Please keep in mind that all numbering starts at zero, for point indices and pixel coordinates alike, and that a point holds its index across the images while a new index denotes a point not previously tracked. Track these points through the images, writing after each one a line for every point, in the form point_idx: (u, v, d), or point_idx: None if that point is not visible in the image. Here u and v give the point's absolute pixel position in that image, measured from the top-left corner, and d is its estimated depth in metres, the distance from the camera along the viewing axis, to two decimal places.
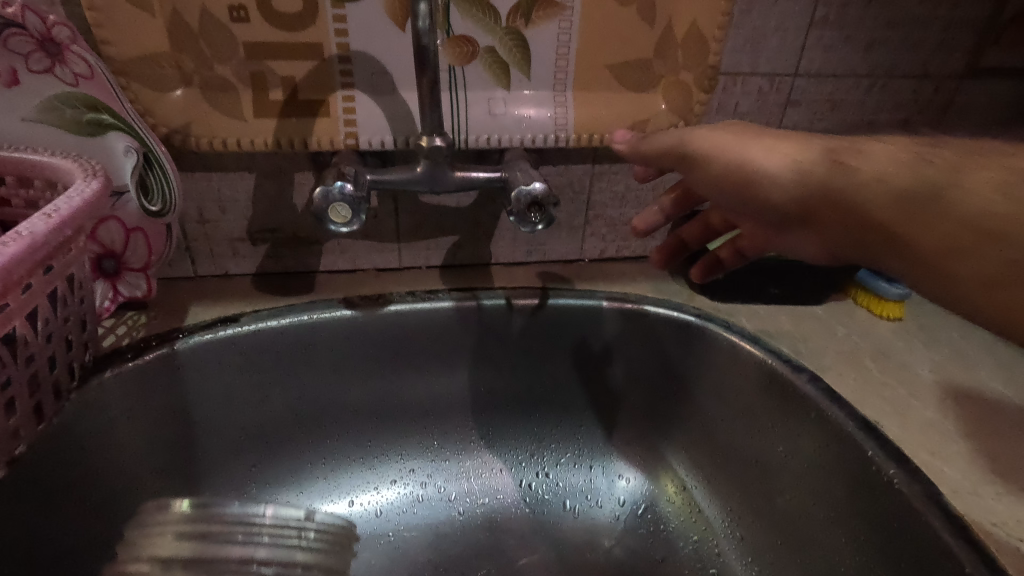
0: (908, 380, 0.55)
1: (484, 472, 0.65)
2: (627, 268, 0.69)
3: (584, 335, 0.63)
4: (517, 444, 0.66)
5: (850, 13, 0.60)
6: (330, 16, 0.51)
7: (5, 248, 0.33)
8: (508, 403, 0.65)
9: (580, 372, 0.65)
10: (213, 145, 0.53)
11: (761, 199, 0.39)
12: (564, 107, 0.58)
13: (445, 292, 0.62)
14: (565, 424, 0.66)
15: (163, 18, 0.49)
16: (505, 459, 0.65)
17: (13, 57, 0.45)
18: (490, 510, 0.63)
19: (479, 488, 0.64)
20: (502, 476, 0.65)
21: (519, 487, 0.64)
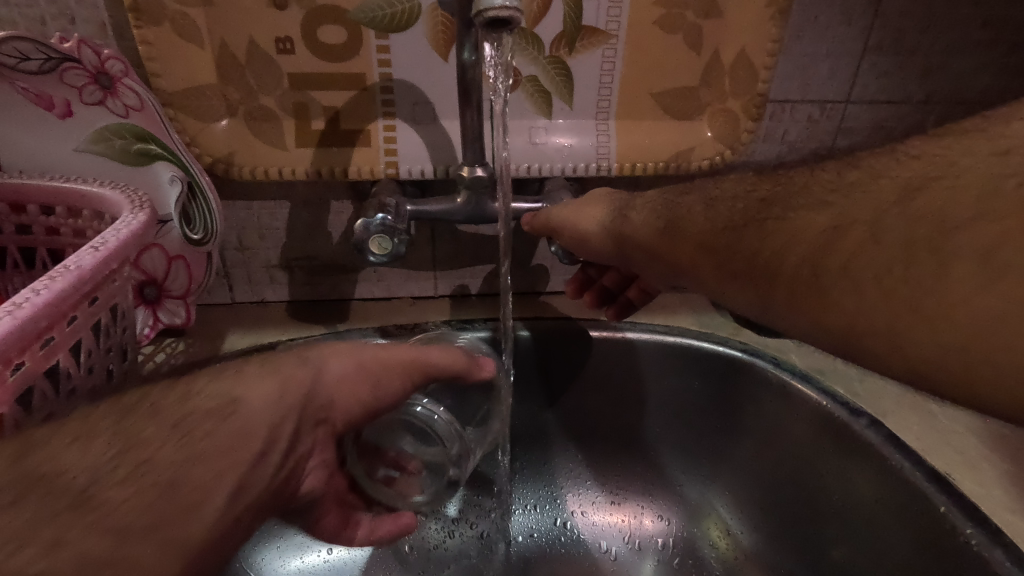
0: (976, 427, 0.52)
1: (519, 509, 0.63)
2: (668, 299, 0.67)
3: (624, 370, 0.61)
4: (552, 480, 0.63)
5: (907, 37, 0.58)
6: (373, 47, 0.51)
7: (52, 283, 0.33)
8: (542, 437, 0.63)
9: (622, 409, 0.62)
10: (255, 174, 0.53)
11: (584, 243, 0.50)
12: (606, 136, 0.57)
13: (480, 321, 0.60)
14: (602, 460, 0.63)
15: (212, 50, 0.49)
16: (539, 496, 0.63)
17: (68, 90, 0.46)
18: (525, 549, 0.61)
19: (514, 526, 0.62)
20: (537, 514, 0.62)
21: (554, 525, 0.62)
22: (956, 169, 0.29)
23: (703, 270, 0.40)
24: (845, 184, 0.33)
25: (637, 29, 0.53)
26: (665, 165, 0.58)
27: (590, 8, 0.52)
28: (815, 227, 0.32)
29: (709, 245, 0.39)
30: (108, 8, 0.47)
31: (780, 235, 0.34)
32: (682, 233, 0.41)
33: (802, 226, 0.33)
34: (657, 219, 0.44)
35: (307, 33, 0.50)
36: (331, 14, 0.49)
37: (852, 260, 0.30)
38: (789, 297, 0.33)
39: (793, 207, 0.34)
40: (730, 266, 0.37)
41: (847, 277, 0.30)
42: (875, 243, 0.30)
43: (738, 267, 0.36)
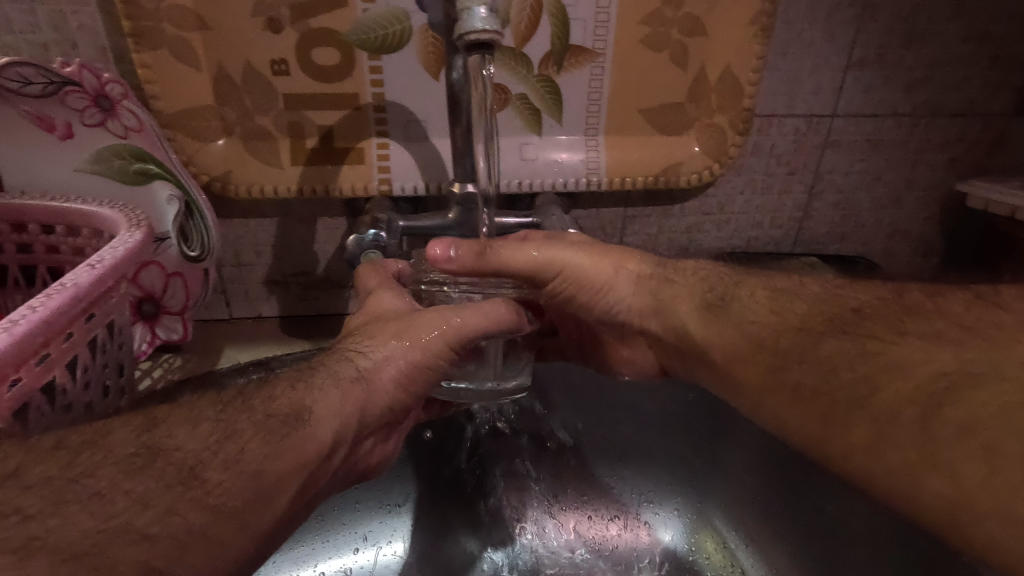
0: None
1: (515, 528, 0.59)
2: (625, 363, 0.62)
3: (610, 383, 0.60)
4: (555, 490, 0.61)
5: (891, 52, 0.59)
6: (366, 68, 0.52)
7: (49, 301, 0.34)
8: (530, 453, 0.61)
9: (622, 418, 0.62)
10: (251, 191, 0.54)
11: (613, 310, 0.44)
12: (595, 152, 0.58)
13: None
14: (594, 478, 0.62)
15: (209, 72, 0.51)
16: (530, 514, 0.60)
17: (69, 112, 0.47)
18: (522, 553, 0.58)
19: (510, 542, 0.59)
20: (530, 531, 0.59)
21: (550, 543, 0.59)
22: (988, 371, 0.30)
23: (748, 369, 0.38)
24: (865, 320, 0.36)
25: (624, 47, 0.55)
26: (654, 180, 0.59)
27: (577, 28, 0.53)
28: (861, 367, 0.33)
29: (756, 342, 0.37)
30: (109, 34, 0.49)
31: (816, 354, 0.35)
32: (737, 318, 0.39)
33: (850, 351, 0.34)
34: (706, 292, 0.41)
35: (301, 55, 0.51)
36: (325, 36, 0.51)
37: (862, 395, 0.32)
38: (824, 416, 0.33)
39: (894, 344, 0.34)
40: (766, 361, 0.37)
41: (856, 417, 0.32)
42: (869, 394, 0.32)
43: (774, 359, 0.36)
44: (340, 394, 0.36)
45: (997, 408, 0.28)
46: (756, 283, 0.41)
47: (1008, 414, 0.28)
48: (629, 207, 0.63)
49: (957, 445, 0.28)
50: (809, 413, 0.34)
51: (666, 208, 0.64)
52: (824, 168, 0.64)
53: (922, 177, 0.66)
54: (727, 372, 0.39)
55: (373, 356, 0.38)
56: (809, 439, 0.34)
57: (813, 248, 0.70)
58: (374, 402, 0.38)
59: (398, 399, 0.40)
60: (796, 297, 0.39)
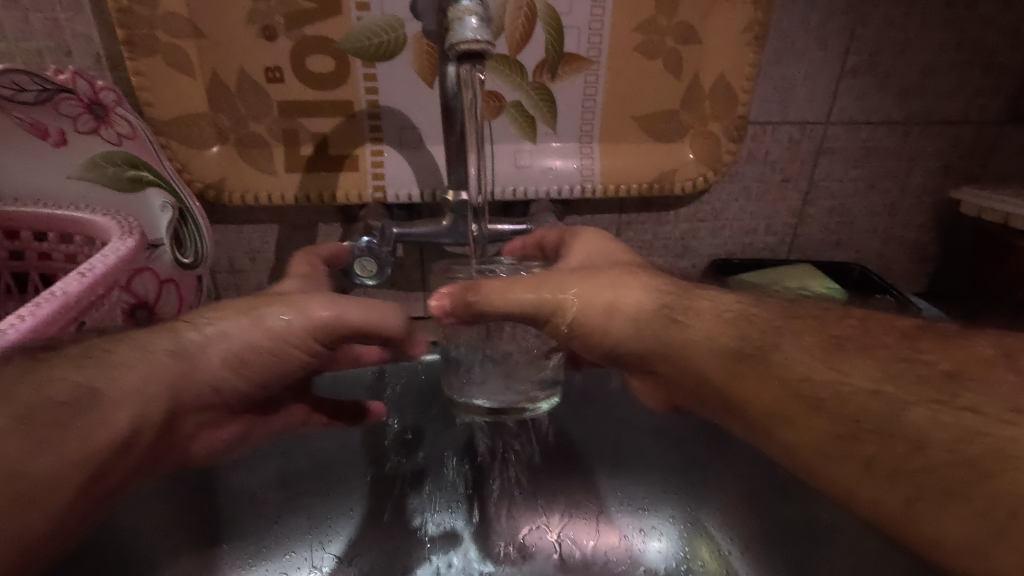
0: None
1: (501, 531, 0.58)
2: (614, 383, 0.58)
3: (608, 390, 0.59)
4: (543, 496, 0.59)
5: (884, 59, 0.59)
6: (360, 75, 0.52)
7: (38, 309, 0.34)
8: (521, 457, 0.59)
9: (614, 425, 0.60)
10: (245, 198, 0.54)
11: (619, 349, 0.39)
12: (590, 159, 0.58)
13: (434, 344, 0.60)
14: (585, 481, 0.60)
15: (203, 79, 0.51)
16: (519, 519, 0.59)
17: (63, 120, 0.47)
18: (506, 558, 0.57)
19: (496, 547, 0.58)
20: (520, 535, 0.58)
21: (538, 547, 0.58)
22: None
23: (803, 433, 0.33)
24: (954, 387, 0.30)
25: (618, 56, 0.55)
26: (649, 186, 0.59)
27: (571, 36, 0.53)
28: (947, 441, 0.29)
29: (814, 406, 0.32)
30: (104, 41, 0.49)
31: (880, 423, 0.31)
32: (787, 381, 0.33)
33: (929, 425, 0.29)
34: (737, 342, 0.35)
35: (295, 62, 0.51)
36: (319, 44, 0.51)
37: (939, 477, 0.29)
38: (905, 499, 0.30)
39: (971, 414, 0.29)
40: (830, 436, 0.32)
41: (948, 497, 0.28)
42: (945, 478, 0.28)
43: (842, 431, 0.32)
44: (146, 372, 0.35)
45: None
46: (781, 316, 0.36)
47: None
48: (625, 213, 0.64)
49: (1020, 529, 0.26)
50: (886, 495, 0.30)
51: (660, 214, 0.64)
52: (817, 175, 0.65)
53: (916, 183, 0.67)
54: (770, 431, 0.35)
55: (209, 327, 0.37)
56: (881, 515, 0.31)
57: (807, 254, 0.70)
58: (198, 377, 0.38)
59: (227, 378, 0.39)
60: (863, 350, 0.33)
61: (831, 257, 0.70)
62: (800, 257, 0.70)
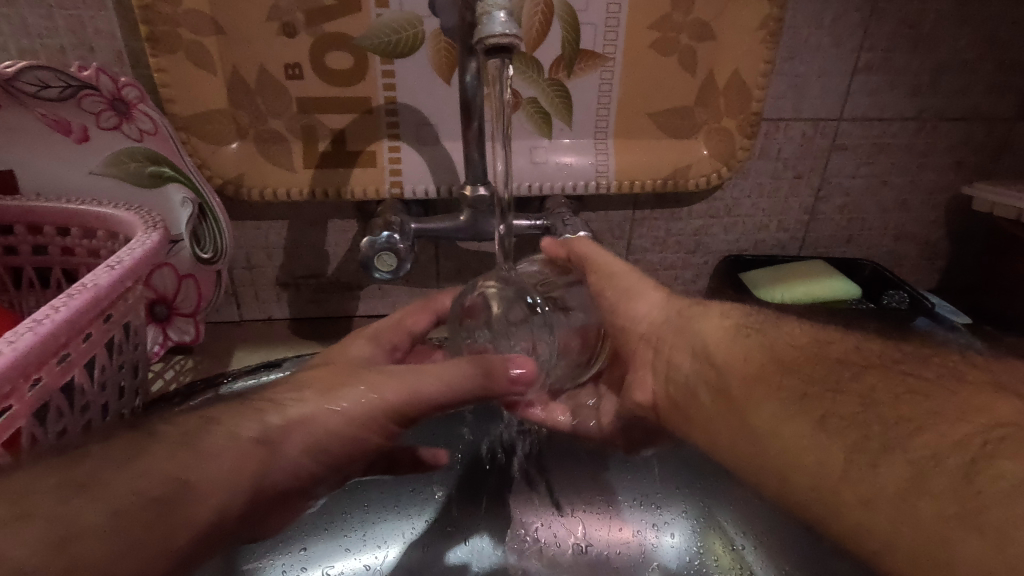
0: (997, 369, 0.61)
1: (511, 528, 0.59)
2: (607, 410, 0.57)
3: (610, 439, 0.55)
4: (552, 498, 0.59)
5: (898, 56, 0.60)
6: (379, 72, 0.53)
7: (70, 301, 0.34)
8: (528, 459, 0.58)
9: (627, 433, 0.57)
10: (263, 194, 0.55)
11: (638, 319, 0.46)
12: (605, 155, 0.58)
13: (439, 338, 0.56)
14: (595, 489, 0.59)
15: (224, 77, 0.51)
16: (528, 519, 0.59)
17: (85, 116, 0.48)
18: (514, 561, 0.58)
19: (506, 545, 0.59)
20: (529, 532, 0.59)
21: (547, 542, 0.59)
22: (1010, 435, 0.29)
23: (768, 399, 0.36)
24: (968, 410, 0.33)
25: (633, 52, 0.55)
26: (663, 182, 0.60)
27: (587, 33, 0.54)
28: (891, 412, 0.32)
29: (786, 369, 0.37)
30: (125, 38, 0.49)
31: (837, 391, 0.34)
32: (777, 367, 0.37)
33: (873, 398, 0.33)
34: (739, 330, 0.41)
35: (315, 59, 0.52)
36: (338, 41, 0.51)
37: (884, 436, 0.31)
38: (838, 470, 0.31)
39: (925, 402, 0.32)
40: (790, 396, 0.35)
41: (885, 461, 0.31)
42: (887, 437, 0.31)
43: (800, 392, 0.35)
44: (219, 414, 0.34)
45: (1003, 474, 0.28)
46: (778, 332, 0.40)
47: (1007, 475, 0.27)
48: (638, 210, 0.64)
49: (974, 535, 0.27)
50: (832, 457, 0.32)
51: (674, 210, 0.65)
52: (829, 172, 0.65)
53: (928, 180, 0.67)
54: (744, 411, 0.37)
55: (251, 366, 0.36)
56: (820, 483, 0.33)
57: (819, 251, 0.70)
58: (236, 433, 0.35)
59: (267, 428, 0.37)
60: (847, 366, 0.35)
61: (842, 253, 0.70)
62: (811, 253, 0.70)
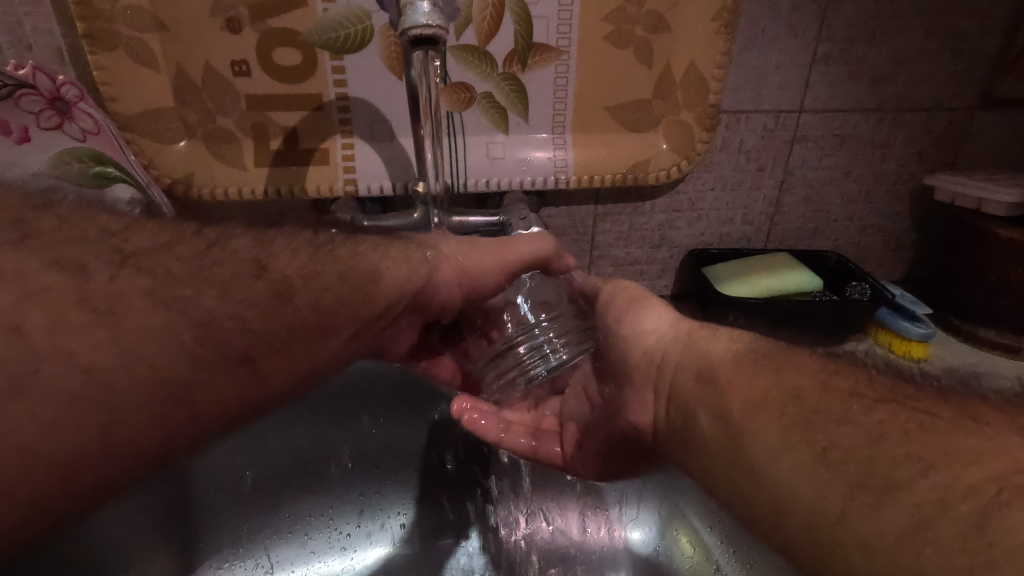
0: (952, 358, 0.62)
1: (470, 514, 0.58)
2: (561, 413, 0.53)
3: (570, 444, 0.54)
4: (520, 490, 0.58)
5: (856, 46, 0.59)
6: (329, 68, 0.52)
7: None
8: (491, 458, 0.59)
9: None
10: (214, 194, 0.54)
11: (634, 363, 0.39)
12: (563, 150, 0.58)
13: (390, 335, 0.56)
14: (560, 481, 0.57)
15: (168, 74, 0.50)
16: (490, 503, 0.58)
17: (24, 116, 0.45)
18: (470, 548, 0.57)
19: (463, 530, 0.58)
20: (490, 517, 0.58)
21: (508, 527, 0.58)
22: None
23: (764, 429, 0.29)
24: None
25: (588, 45, 0.55)
26: (623, 176, 0.59)
27: (540, 26, 0.53)
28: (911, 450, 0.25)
29: (793, 396, 0.29)
30: (65, 36, 0.48)
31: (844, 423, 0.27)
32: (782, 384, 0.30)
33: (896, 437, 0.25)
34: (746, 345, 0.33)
35: (262, 56, 0.51)
36: (286, 37, 0.50)
37: (890, 469, 0.25)
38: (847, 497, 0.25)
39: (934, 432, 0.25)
40: (789, 417, 0.28)
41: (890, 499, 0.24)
42: (895, 472, 0.24)
43: (790, 410, 0.29)
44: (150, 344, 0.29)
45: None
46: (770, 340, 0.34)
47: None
48: (600, 204, 0.63)
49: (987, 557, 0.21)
50: (830, 491, 0.25)
51: (637, 205, 0.64)
52: (792, 164, 0.65)
53: (891, 171, 0.67)
54: (737, 435, 0.30)
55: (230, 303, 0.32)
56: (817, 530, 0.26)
57: (785, 243, 0.70)
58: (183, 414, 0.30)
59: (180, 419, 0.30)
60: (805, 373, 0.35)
61: (808, 246, 0.70)
62: (778, 246, 0.70)
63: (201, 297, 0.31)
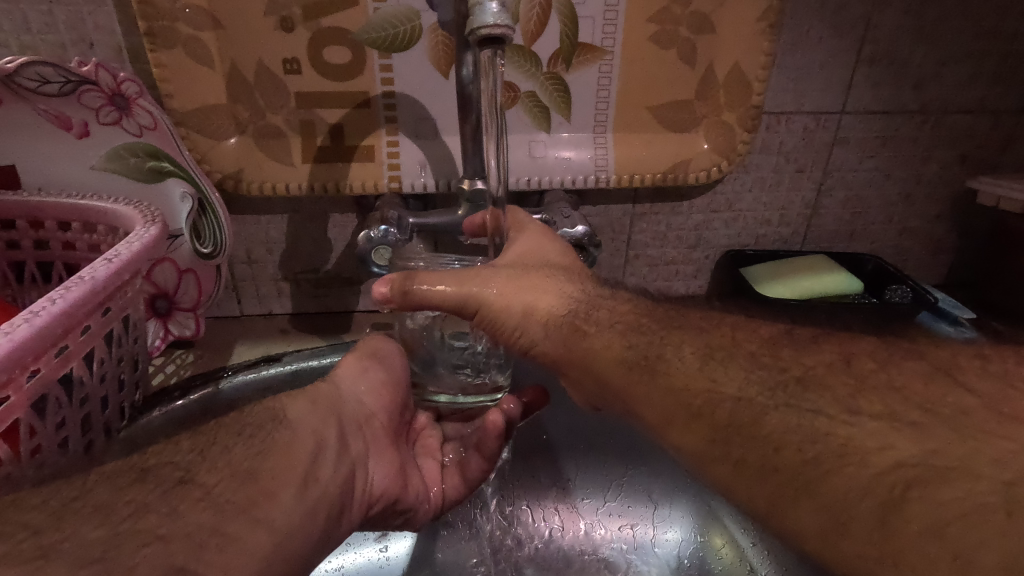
0: None
1: (505, 510, 0.58)
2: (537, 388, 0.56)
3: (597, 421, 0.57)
4: (533, 488, 0.59)
5: (901, 48, 0.59)
6: (377, 66, 0.53)
7: (68, 292, 0.34)
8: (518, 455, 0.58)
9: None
10: (262, 189, 0.55)
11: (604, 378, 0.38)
12: (604, 150, 0.58)
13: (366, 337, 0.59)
14: (591, 471, 0.59)
15: (222, 71, 0.51)
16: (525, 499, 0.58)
17: (85, 111, 0.48)
18: (510, 548, 0.57)
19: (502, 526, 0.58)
20: (527, 514, 0.58)
21: (544, 529, 0.58)
22: (954, 467, 0.27)
23: (719, 470, 0.30)
24: None
25: (633, 45, 0.55)
26: (662, 176, 0.59)
27: (586, 26, 0.53)
28: (809, 447, 0.28)
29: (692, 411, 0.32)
30: (125, 33, 0.49)
31: (772, 434, 0.30)
32: (669, 387, 0.33)
33: (791, 427, 0.30)
34: (627, 351, 0.35)
35: (313, 54, 0.52)
36: (336, 35, 0.51)
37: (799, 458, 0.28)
38: (771, 499, 0.28)
39: (818, 381, 0.32)
40: (713, 439, 0.31)
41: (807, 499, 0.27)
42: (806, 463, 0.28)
43: (715, 433, 0.31)
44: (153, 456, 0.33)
45: (959, 499, 0.25)
46: (634, 307, 0.38)
47: (976, 495, 0.25)
48: (638, 204, 0.64)
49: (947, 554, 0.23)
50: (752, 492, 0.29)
51: (674, 205, 0.64)
52: (831, 166, 0.64)
53: (932, 174, 0.66)
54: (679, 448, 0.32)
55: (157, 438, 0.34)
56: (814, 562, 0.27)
57: (822, 246, 0.69)
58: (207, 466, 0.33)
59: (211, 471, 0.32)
60: None
61: (845, 249, 0.70)
62: (814, 248, 0.69)
63: (80, 533, 0.27)
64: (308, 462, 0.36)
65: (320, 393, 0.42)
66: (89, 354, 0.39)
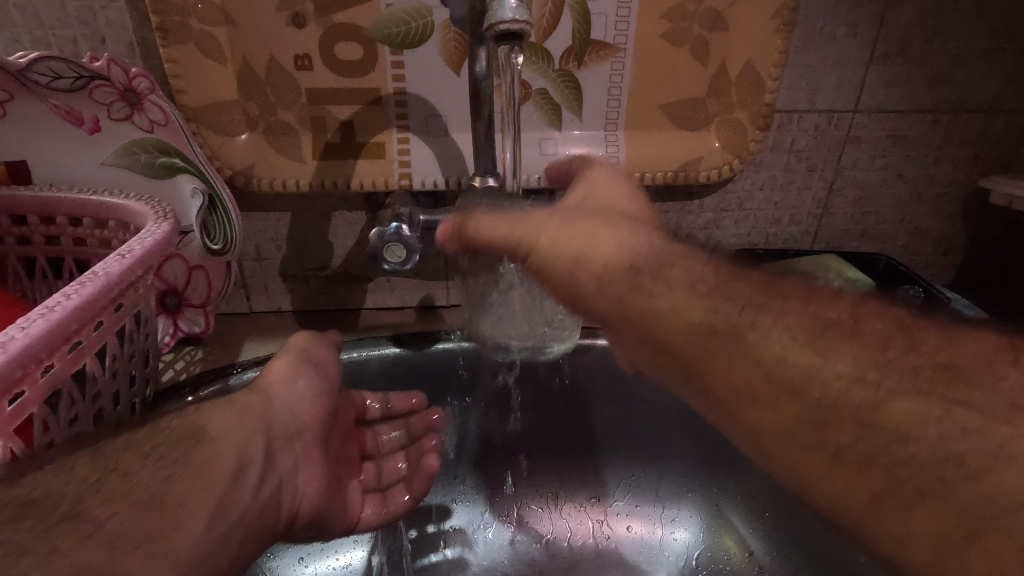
0: None
1: (516, 507, 0.58)
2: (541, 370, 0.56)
3: (610, 412, 0.57)
4: (542, 485, 0.58)
5: (915, 46, 0.58)
6: (388, 63, 0.52)
7: (83, 287, 0.34)
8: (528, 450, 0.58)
9: (649, 393, 0.56)
10: (273, 185, 0.55)
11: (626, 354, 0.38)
12: (615, 148, 0.58)
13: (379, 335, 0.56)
14: (600, 468, 0.58)
15: (234, 67, 0.51)
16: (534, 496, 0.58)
17: (97, 106, 0.48)
18: (520, 545, 0.57)
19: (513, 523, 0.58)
20: (536, 511, 0.58)
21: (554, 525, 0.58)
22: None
23: (806, 454, 0.31)
24: None
25: (645, 42, 0.54)
26: (673, 175, 0.59)
27: (598, 23, 0.53)
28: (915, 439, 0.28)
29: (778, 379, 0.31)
30: (136, 28, 0.49)
31: (891, 426, 0.29)
32: (760, 363, 0.31)
33: (920, 422, 0.28)
34: (710, 320, 0.32)
35: (324, 50, 0.52)
36: (348, 32, 0.51)
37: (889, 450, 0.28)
38: (878, 498, 0.29)
39: (979, 374, 0.29)
40: (806, 425, 0.30)
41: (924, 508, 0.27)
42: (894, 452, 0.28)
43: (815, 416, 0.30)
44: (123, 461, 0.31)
45: None
46: (716, 269, 0.35)
47: None
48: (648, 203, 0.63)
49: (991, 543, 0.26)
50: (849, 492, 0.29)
51: (684, 203, 0.64)
52: (843, 165, 0.64)
53: (944, 174, 0.66)
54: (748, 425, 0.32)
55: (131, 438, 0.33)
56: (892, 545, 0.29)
57: (832, 245, 0.69)
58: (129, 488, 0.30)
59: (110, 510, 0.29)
60: None
61: (855, 249, 0.70)
62: (824, 248, 0.69)
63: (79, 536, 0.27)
64: (228, 481, 0.35)
65: (252, 405, 0.41)
66: (102, 349, 0.39)
